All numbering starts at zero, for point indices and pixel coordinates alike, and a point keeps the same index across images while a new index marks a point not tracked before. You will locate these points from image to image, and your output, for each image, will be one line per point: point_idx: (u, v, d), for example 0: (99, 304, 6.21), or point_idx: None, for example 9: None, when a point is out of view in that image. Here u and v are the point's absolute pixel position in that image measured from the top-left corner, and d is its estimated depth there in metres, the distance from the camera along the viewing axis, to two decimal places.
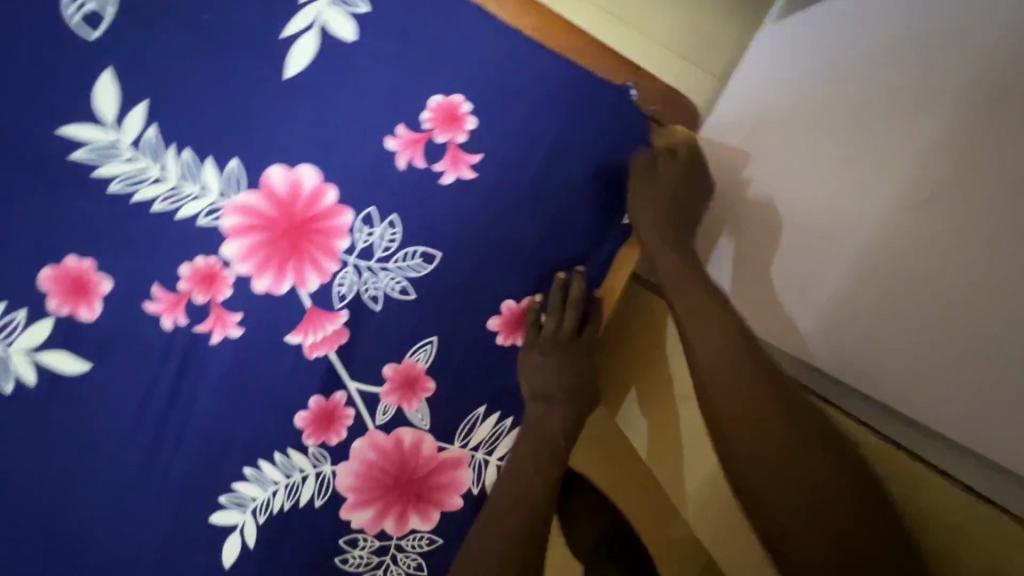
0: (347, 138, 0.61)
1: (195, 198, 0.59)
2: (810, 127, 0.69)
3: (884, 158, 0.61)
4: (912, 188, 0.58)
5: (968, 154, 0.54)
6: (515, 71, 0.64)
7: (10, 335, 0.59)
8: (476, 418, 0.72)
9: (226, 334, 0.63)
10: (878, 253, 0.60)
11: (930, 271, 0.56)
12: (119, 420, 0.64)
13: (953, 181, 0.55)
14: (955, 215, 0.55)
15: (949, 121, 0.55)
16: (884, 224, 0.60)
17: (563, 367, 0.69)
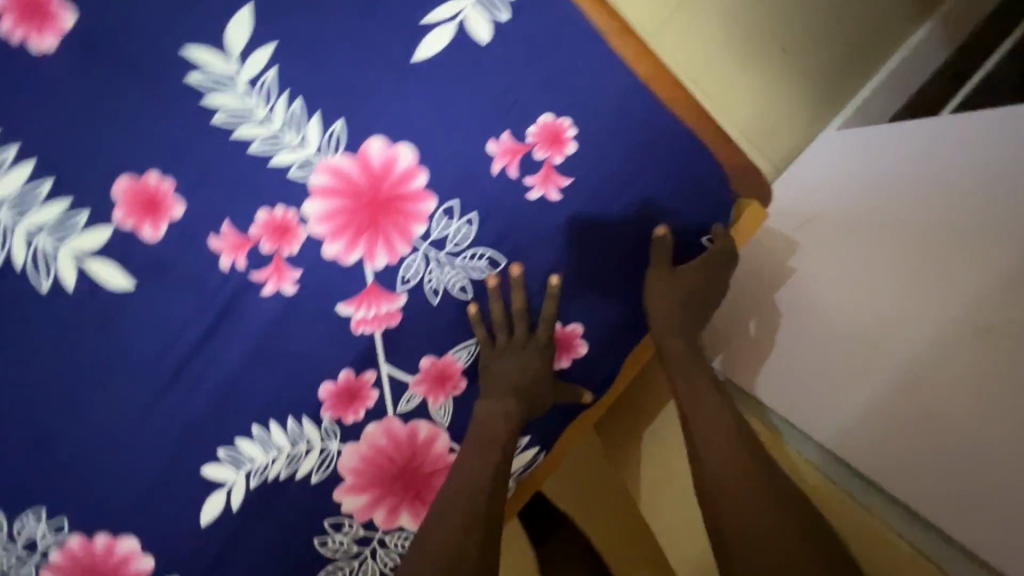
0: (452, 132, 0.62)
1: (292, 149, 0.59)
2: (872, 230, 0.73)
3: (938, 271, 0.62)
4: (963, 307, 0.59)
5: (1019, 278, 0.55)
6: (626, 110, 0.65)
7: (65, 232, 0.57)
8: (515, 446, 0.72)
9: (279, 288, 0.62)
10: (925, 361, 0.61)
11: (987, 395, 0.55)
12: (144, 347, 0.61)
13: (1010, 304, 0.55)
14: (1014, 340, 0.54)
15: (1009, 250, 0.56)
16: (933, 336, 0.61)
17: (519, 374, 0.66)
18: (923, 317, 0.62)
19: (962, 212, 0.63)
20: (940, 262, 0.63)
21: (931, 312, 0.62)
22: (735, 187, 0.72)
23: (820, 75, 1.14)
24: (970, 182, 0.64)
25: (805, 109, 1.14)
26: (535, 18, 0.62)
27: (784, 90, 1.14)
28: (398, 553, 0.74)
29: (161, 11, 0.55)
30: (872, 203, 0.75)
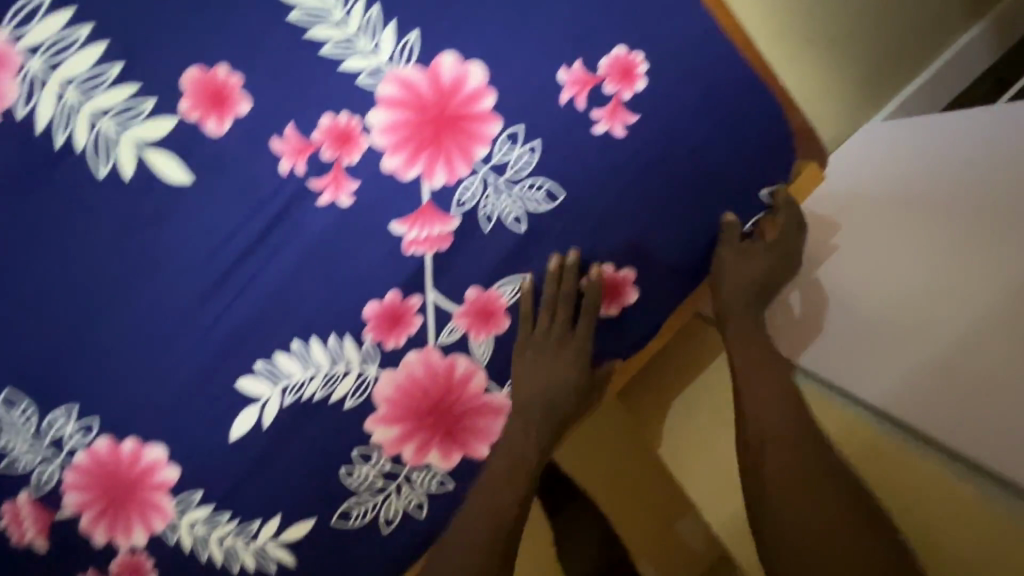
0: (522, 54, 0.61)
1: (363, 55, 0.58)
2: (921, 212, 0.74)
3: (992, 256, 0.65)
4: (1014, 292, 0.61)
5: None
6: (698, 50, 0.64)
7: (129, 119, 0.57)
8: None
9: (335, 198, 0.61)
10: (970, 340, 0.64)
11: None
12: (196, 246, 0.61)
13: None
14: None
15: None
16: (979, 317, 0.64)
17: (566, 357, 0.67)
18: (973, 299, 0.65)
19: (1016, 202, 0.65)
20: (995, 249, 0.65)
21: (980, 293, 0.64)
22: (795, 147, 0.71)
23: (891, 48, 1.07)
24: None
25: (870, 85, 1.09)
26: None
27: None
28: (424, 492, 0.72)
29: None
30: (923, 185, 0.76)
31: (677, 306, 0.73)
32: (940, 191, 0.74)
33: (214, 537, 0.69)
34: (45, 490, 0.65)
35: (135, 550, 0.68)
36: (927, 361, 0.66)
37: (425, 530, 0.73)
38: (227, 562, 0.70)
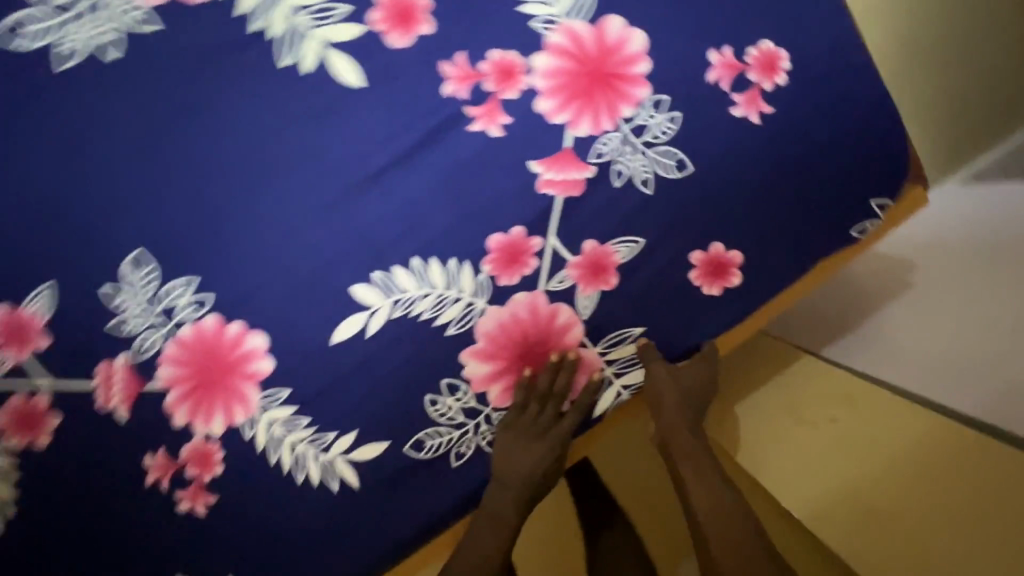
0: (680, 34, 0.66)
1: (541, 4, 0.65)
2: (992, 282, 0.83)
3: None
4: None
5: None
6: (835, 60, 0.69)
7: (323, 19, 0.62)
8: (627, 335, 0.72)
9: (486, 128, 0.65)
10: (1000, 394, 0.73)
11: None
12: (347, 148, 0.64)
13: None
14: None
15: None
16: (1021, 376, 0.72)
17: (563, 417, 0.73)
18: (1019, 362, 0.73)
19: None
20: None
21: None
22: (909, 169, 0.75)
23: (969, 120, 1.15)
24: None
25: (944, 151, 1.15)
26: None
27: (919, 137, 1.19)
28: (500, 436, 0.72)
29: None
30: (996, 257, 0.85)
31: (755, 312, 0.76)
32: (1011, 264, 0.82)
33: (288, 441, 0.69)
34: (143, 358, 0.65)
35: (209, 438, 0.68)
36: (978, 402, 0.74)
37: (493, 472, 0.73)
38: (293, 470, 0.70)
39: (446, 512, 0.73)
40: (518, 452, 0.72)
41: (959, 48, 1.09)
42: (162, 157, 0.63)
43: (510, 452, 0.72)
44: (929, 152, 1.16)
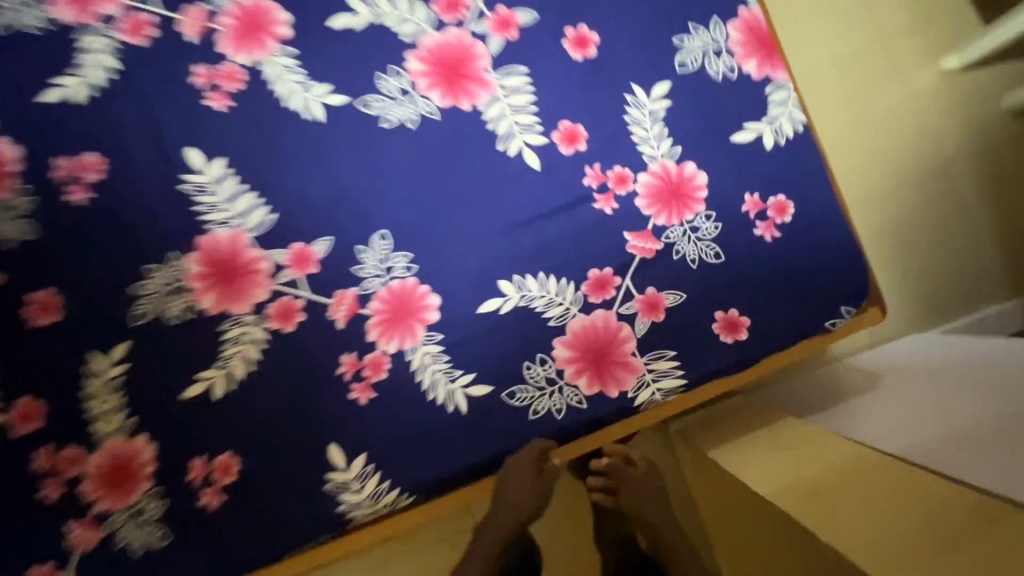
0: (734, 178, 1.07)
1: (650, 147, 1.07)
2: (943, 386, 1.11)
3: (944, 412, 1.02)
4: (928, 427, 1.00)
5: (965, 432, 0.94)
6: (825, 215, 1.09)
7: (523, 130, 1.07)
8: (664, 354, 1.07)
9: (602, 208, 1.07)
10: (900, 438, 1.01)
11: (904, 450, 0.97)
12: (517, 202, 1.06)
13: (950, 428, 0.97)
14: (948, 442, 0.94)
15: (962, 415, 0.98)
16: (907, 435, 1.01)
17: (605, 411, 1.07)
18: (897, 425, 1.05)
19: (980, 399, 1.01)
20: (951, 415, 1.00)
21: (917, 423, 1.03)
22: (872, 293, 1.11)
23: (939, 289, 1.54)
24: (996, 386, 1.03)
25: (920, 305, 1.53)
26: (802, 150, 1.09)
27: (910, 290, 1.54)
28: (565, 402, 1.06)
29: (628, 63, 1.08)
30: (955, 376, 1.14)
31: (761, 361, 1.09)
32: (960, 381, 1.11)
33: (430, 369, 1.05)
34: (364, 292, 1.06)
35: (383, 354, 1.05)
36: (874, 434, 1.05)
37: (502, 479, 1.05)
38: (428, 389, 1.05)
39: (516, 445, 1.06)
40: (520, 485, 1.04)
41: (926, 234, 1.54)
42: (412, 181, 1.07)
43: (513, 482, 1.04)
44: (909, 302, 1.53)
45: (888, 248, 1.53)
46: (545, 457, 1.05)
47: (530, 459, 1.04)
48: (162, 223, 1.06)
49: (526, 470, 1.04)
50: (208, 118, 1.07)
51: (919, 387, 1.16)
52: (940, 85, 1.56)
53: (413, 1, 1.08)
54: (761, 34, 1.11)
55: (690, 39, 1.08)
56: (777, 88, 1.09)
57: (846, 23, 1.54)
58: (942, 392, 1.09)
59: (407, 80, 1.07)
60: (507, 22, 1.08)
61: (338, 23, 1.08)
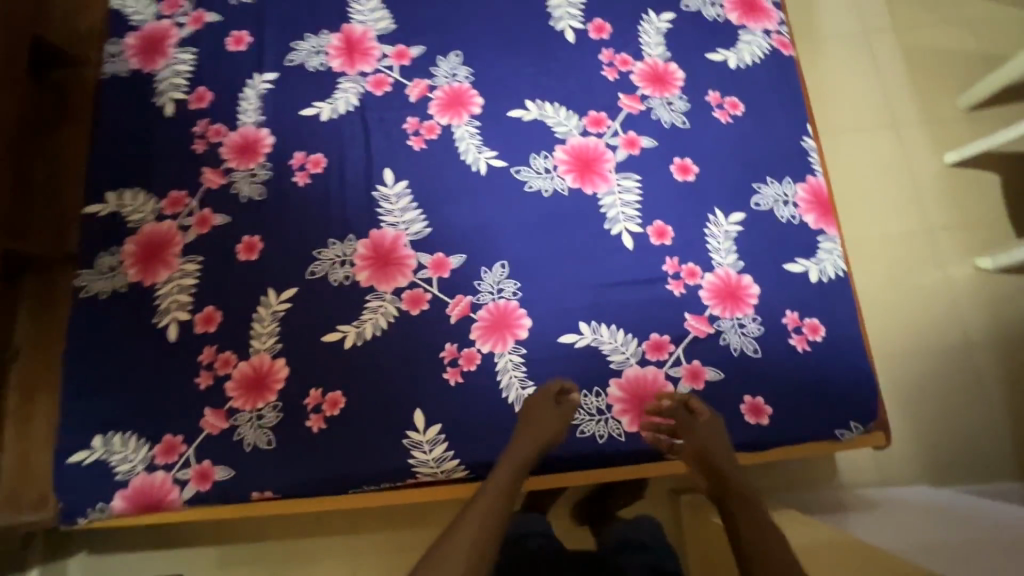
0: (780, 296, 1.35)
1: (720, 256, 1.38)
2: (932, 521, 1.34)
3: (939, 537, 1.22)
4: (923, 542, 1.20)
5: (952, 547, 1.14)
6: (850, 345, 1.34)
7: (627, 219, 1.42)
8: None
9: (673, 289, 1.36)
10: (898, 542, 1.21)
11: (904, 549, 1.16)
12: (609, 267, 1.39)
13: (943, 544, 1.17)
14: (942, 550, 1.13)
15: (948, 539, 1.20)
16: (903, 541, 1.21)
17: (638, 449, 1.29)
18: (894, 535, 1.26)
19: (970, 533, 1.22)
20: (947, 538, 1.20)
21: (909, 536, 1.24)
22: (878, 419, 1.32)
23: (947, 452, 1.71)
24: (981, 530, 1.24)
25: (927, 460, 1.71)
26: (840, 289, 1.37)
27: (920, 444, 1.72)
28: (608, 431, 1.30)
29: (716, 193, 1.43)
30: (948, 518, 1.36)
31: (773, 449, 1.32)
32: (952, 522, 1.32)
33: (509, 373, 1.32)
34: (476, 301, 1.37)
35: (478, 350, 1.34)
36: (879, 538, 1.25)
37: (524, 409, 1.25)
38: (504, 388, 1.32)
39: (560, 454, 1.29)
40: (541, 417, 1.23)
41: (939, 400, 1.74)
42: (535, 232, 1.41)
43: (536, 413, 1.24)
44: (916, 455, 1.71)
45: (902, 401, 1.75)
46: (563, 393, 1.26)
47: (548, 395, 1.26)
48: (349, 213, 1.44)
49: (546, 402, 1.24)
50: (405, 152, 1.48)
51: (910, 519, 1.37)
52: (972, 279, 1.82)
53: (570, 112, 1.50)
54: (822, 198, 1.44)
55: (766, 187, 1.43)
56: (826, 239, 1.40)
57: (895, 210, 1.87)
58: (931, 525, 1.31)
59: (551, 163, 1.46)
60: (632, 143, 1.47)
61: (514, 113, 1.50)
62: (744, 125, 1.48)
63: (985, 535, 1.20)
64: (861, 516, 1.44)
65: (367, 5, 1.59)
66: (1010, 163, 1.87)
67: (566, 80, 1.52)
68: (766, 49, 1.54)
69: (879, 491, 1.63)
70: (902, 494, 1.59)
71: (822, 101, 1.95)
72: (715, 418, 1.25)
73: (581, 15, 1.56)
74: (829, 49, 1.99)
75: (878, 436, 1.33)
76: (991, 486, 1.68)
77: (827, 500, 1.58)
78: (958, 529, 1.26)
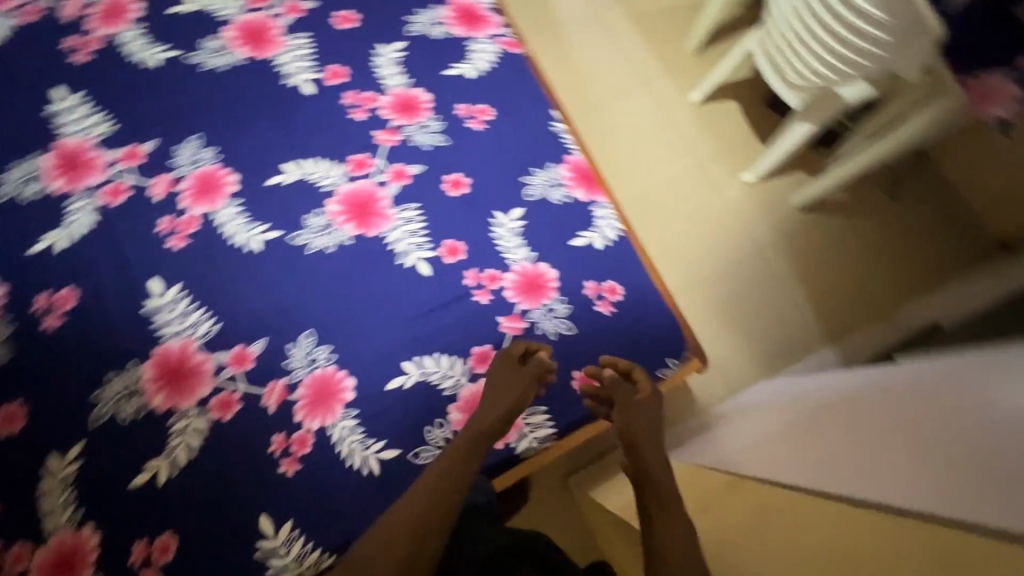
0: (575, 272, 1.45)
1: (513, 254, 1.45)
2: (778, 408, 1.45)
3: (779, 422, 1.33)
4: (770, 436, 1.30)
5: (790, 430, 1.24)
6: (646, 293, 1.47)
7: (419, 248, 1.43)
8: (537, 410, 1.38)
9: (481, 299, 1.41)
10: (755, 451, 1.30)
11: (759, 461, 1.24)
12: (415, 299, 1.39)
13: (783, 429, 1.27)
14: (785, 440, 1.22)
15: (786, 421, 1.30)
16: (757, 446, 1.31)
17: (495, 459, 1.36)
18: (752, 442, 1.35)
19: (804, 404, 1.34)
20: (787, 420, 1.31)
21: (763, 435, 1.34)
22: (690, 349, 1.47)
23: (769, 345, 1.96)
24: (809, 397, 1.37)
25: (757, 358, 1.95)
26: (623, 247, 1.49)
27: (747, 347, 1.95)
28: None
29: (492, 199, 1.50)
30: (790, 398, 1.48)
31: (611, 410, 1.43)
32: (792, 400, 1.44)
33: (347, 440, 1.28)
34: (292, 382, 1.31)
35: (308, 430, 1.28)
36: (741, 455, 1.33)
37: (491, 376, 1.31)
38: (346, 457, 1.27)
39: None
40: (508, 382, 1.28)
41: (751, 304, 1.99)
42: (332, 291, 1.38)
43: (503, 377, 1.29)
44: (747, 359, 1.94)
45: (722, 317, 1.97)
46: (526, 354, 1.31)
47: (512, 356, 1.31)
48: (121, 338, 1.31)
49: (507, 365, 1.30)
50: (167, 255, 1.38)
51: (761, 416, 1.49)
52: (742, 194, 2.09)
53: (330, 162, 1.49)
54: (585, 172, 1.57)
55: (534, 179, 1.53)
56: (600, 207, 1.53)
57: (666, 156, 2.10)
58: (777, 412, 1.42)
59: (327, 218, 1.44)
60: (401, 173, 1.50)
61: (274, 181, 1.46)
62: (497, 127, 1.57)
63: (811, 402, 1.32)
64: (728, 433, 1.55)
65: (76, 114, 1.48)
66: (738, 88, 2.16)
67: (316, 133, 1.52)
68: (496, 53, 1.65)
69: (735, 400, 1.79)
70: (756, 393, 1.74)
71: (575, 80, 2.14)
72: (654, 400, 1.33)
73: (313, 65, 1.58)
74: (568, 34, 2.17)
75: (697, 360, 1.47)
76: (811, 360, 1.94)
77: (691, 433, 1.72)
78: (791, 407, 1.39)
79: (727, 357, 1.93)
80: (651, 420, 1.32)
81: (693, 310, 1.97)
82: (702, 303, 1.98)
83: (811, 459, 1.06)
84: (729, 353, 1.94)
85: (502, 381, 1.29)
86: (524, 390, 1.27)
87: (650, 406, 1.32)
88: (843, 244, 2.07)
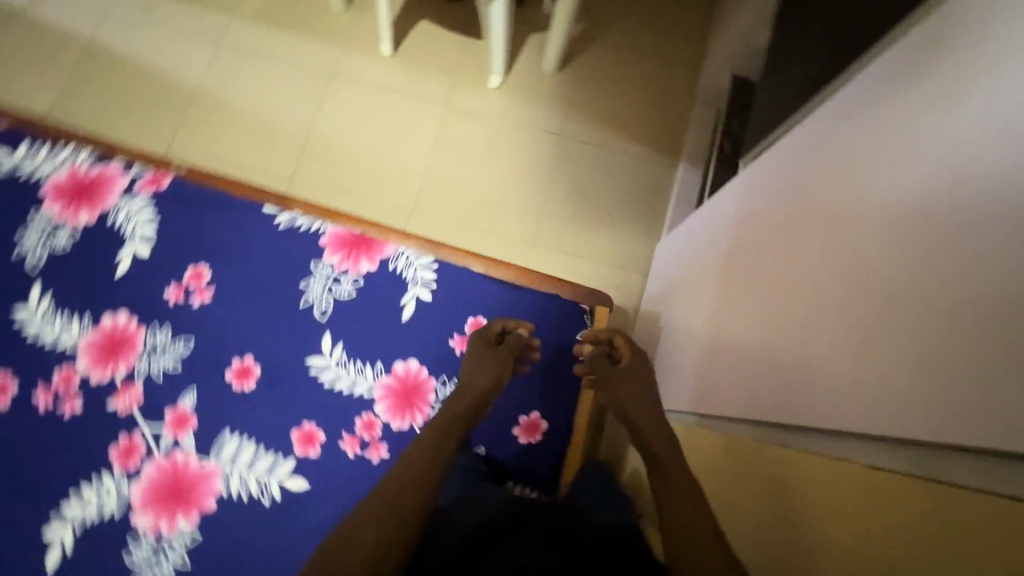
0: (430, 343, 1.22)
1: (363, 385, 1.19)
2: (688, 277, 1.37)
3: (700, 299, 1.23)
4: (702, 321, 1.20)
5: (715, 303, 1.13)
6: (505, 298, 1.28)
7: (273, 469, 1.13)
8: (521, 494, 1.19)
9: (379, 456, 1.14)
10: (699, 340, 1.19)
11: (710, 359, 1.11)
12: (316, 519, 1.11)
13: (711, 306, 1.16)
14: (718, 320, 1.10)
15: (705, 295, 1.21)
16: (697, 336, 1.21)
17: None
18: (692, 332, 1.25)
19: (706, 264, 1.25)
20: (705, 290, 1.22)
21: (695, 318, 1.24)
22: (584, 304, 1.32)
23: (635, 210, 1.86)
24: (705, 253, 1.28)
25: (636, 228, 1.84)
26: (448, 277, 1.27)
27: (621, 228, 1.84)
28: None
29: (291, 353, 1.20)
30: (690, 257, 1.40)
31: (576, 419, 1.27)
32: (694, 261, 1.35)
33: None
34: None
35: None
36: (693, 354, 1.22)
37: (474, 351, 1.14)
38: None
39: None
40: (487, 358, 1.13)
41: (591, 191, 1.86)
42: None
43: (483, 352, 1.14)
44: (630, 237, 1.84)
45: (580, 224, 1.84)
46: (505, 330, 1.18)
47: (489, 332, 1.17)
48: None
49: (482, 341, 1.15)
50: None
51: (681, 293, 1.41)
52: (500, 107, 1.90)
53: (97, 481, 1.12)
54: (350, 236, 1.28)
55: (311, 296, 1.24)
56: (395, 259, 1.27)
57: (410, 135, 1.87)
58: (692, 282, 1.33)
59: (149, 537, 1.09)
60: (182, 418, 1.15)
61: (55, 561, 1.08)
62: (227, 280, 1.24)
63: (710, 259, 1.23)
64: (668, 327, 1.46)
65: None
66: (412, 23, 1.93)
67: (51, 466, 1.13)
68: (151, 204, 1.28)
69: (649, 290, 1.73)
70: (660, 265, 1.67)
71: (269, 146, 1.84)
72: (642, 355, 1.15)
73: None
74: (224, 110, 1.86)
75: (602, 305, 1.32)
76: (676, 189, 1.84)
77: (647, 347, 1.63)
78: (698, 276, 1.29)
79: (613, 253, 1.83)
80: (644, 381, 1.10)
81: (555, 242, 1.84)
82: (556, 229, 1.84)
83: (749, 333, 0.95)
84: (613, 247, 1.83)
85: (477, 358, 1.12)
86: (503, 368, 1.11)
87: (639, 362, 1.13)
88: (612, 72, 1.95)
